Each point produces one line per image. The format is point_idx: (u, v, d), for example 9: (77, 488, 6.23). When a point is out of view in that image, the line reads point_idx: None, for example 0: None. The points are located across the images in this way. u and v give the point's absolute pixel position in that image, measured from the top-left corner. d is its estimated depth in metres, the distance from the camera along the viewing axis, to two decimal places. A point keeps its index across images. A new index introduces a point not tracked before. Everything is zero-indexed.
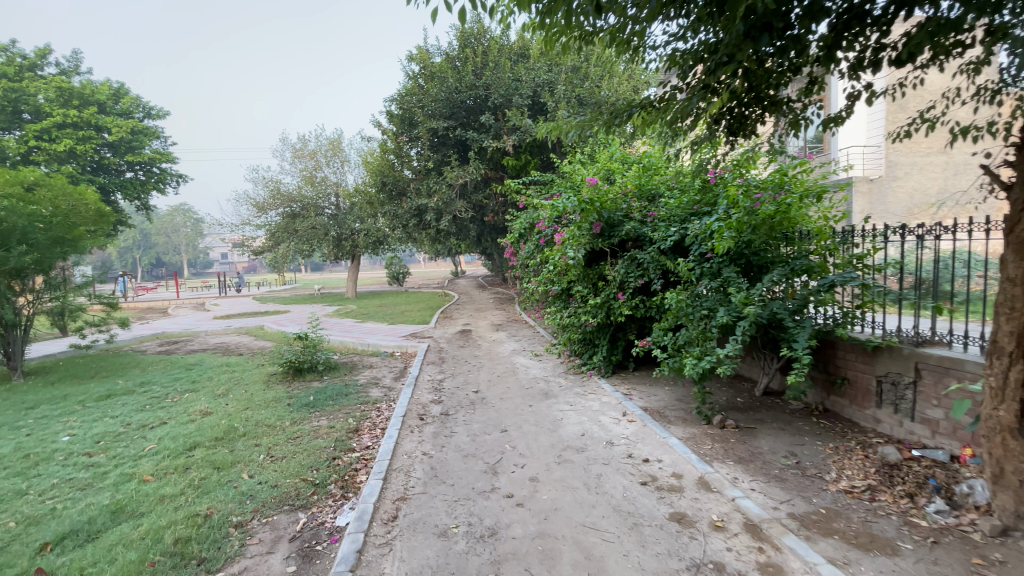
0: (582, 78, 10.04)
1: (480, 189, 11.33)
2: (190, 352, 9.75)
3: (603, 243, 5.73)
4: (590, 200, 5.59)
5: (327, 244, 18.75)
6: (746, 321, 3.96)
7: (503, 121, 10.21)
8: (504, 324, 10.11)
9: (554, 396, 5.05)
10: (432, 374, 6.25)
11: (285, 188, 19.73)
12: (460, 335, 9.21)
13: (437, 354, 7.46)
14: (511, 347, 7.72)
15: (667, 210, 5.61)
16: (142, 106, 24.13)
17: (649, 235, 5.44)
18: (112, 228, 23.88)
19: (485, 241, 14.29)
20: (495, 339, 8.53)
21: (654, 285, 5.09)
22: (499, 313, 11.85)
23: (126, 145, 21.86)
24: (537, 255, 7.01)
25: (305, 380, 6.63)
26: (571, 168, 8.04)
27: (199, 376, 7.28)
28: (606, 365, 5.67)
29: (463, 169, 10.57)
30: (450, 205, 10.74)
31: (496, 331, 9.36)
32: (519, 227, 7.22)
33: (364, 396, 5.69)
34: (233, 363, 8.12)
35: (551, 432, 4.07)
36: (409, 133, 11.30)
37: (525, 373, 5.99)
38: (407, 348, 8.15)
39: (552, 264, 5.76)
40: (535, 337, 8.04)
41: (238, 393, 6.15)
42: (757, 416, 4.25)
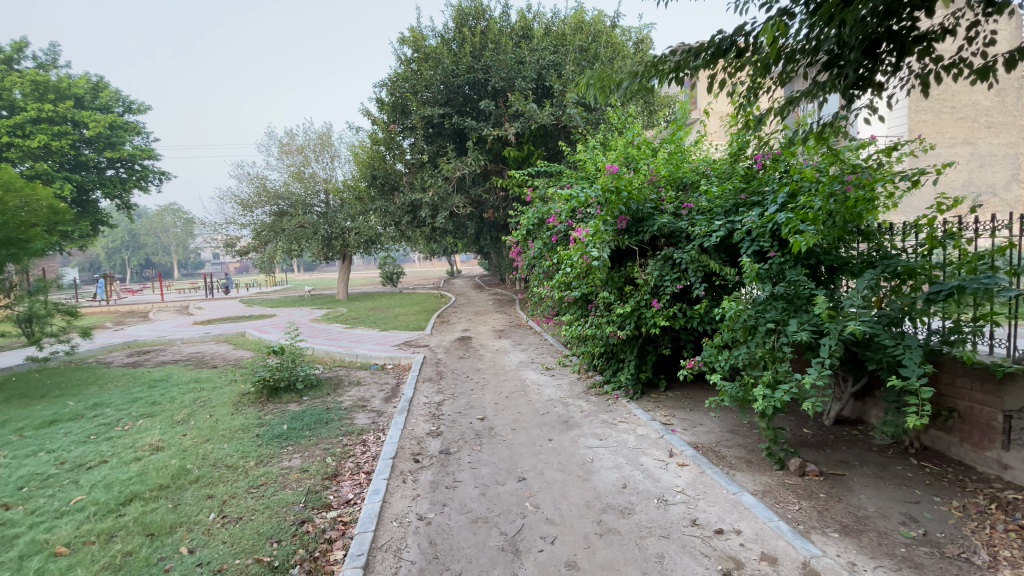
0: (592, 60, 9.19)
1: (479, 183, 10.46)
2: (159, 364, 8.79)
3: (630, 240, 4.84)
4: (615, 187, 4.69)
5: (316, 243, 17.79)
6: (831, 339, 3.12)
7: (504, 108, 9.31)
8: (507, 330, 9.20)
9: (577, 425, 4.16)
10: (428, 394, 5.35)
11: (271, 185, 18.78)
12: (459, 343, 8.30)
13: (434, 367, 6.57)
14: (517, 358, 6.82)
15: (707, 200, 4.74)
16: (121, 100, 22.99)
17: (687, 230, 4.56)
18: (92, 228, 22.82)
19: (483, 240, 13.40)
20: (499, 348, 7.63)
21: (697, 290, 4.22)
22: (500, 317, 10.96)
23: (104, 142, 20.79)
24: (548, 254, 6.12)
25: (280, 401, 5.70)
26: (584, 157, 7.13)
27: (161, 396, 6.35)
28: (635, 384, 4.79)
29: (460, 161, 9.68)
30: (446, 200, 9.83)
31: (499, 338, 8.47)
32: (527, 223, 6.31)
33: (347, 424, 4.77)
34: (203, 379, 7.19)
35: (582, 481, 3.16)
36: (401, 121, 10.36)
37: (538, 394, 5.08)
38: (400, 360, 7.21)
39: (570, 266, 4.87)
40: (543, 347, 7.15)
41: (200, 421, 5.23)
42: (841, 457, 3.42)
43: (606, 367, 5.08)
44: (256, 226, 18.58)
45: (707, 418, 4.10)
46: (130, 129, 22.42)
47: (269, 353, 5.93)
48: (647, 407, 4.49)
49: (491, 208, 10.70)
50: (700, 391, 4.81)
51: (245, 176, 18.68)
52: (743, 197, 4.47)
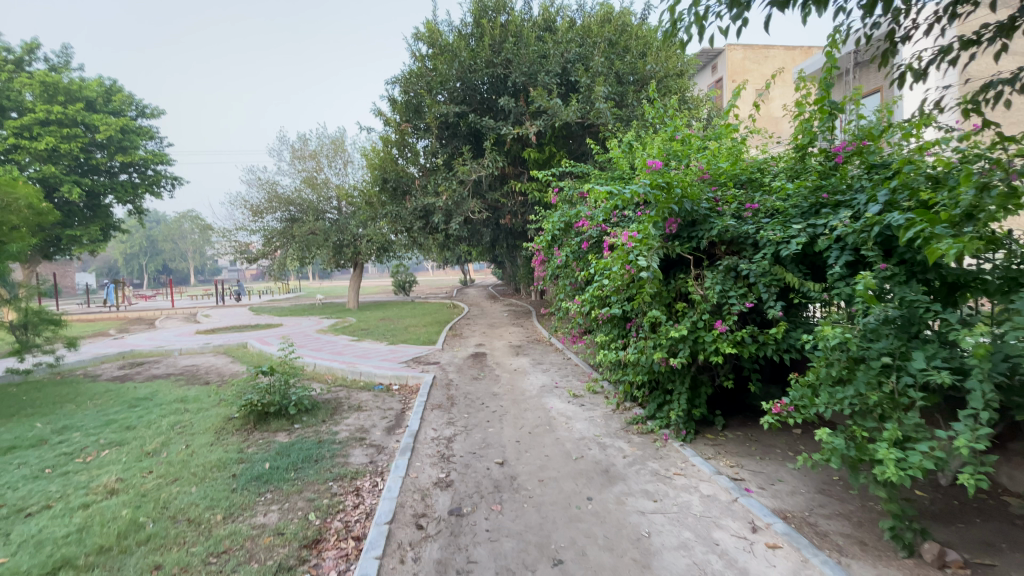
0: (623, 51, 8.42)
1: (495, 187, 9.72)
2: (149, 378, 8.12)
3: (682, 247, 4.02)
4: (666, 182, 3.87)
5: (326, 250, 17.19)
6: (985, 383, 2.29)
7: (525, 105, 8.56)
8: (526, 346, 8.38)
9: (622, 477, 3.34)
10: (438, 426, 4.55)
11: (282, 191, 18.27)
12: (473, 360, 7.51)
13: (444, 391, 5.77)
14: (539, 380, 6.00)
15: (776, 200, 3.92)
16: (135, 105, 22.79)
17: (754, 235, 3.74)
18: (103, 233, 22.58)
19: (499, 248, 12.65)
20: (517, 368, 6.82)
21: (773, 310, 3.41)
22: (517, 331, 10.14)
23: (116, 146, 20.56)
24: (579, 263, 5.33)
25: (268, 429, 4.94)
26: (618, 156, 6.33)
27: (139, 419, 5.64)
28: (687, 423, 3.96)
29: (477, 163, 8.95)
30: (461, 204, 9.10)
31: (518, 355, 7.66)
32: (553, 228, 5.51)
33: (340, 463, 3.98)
34: (189, 398, 6.48)
35: (642, 571, 2.34)
36: (415, 121, 9.64)
37: (567, 429, 4.26)
38: (407, 380, 6.41)
39: (608, 278, 4.06)
40: (568, 369, 6.31)
41: (172, 454, 4.49)
42: (982, 536, 2.61)
43: (650, 399, 4.26)
44: (265, 232, 18.05)
45: (788, 474, 3.28)
46: (142, 134, 22.15)
47: (255, 373, 5.18)
48: (706, 452, 3.67)
49: (508, 214, 9.94)
50: (765, 433, 4.00)
51: (256, 181, 18.19)
52: (824, 196, 3.68)
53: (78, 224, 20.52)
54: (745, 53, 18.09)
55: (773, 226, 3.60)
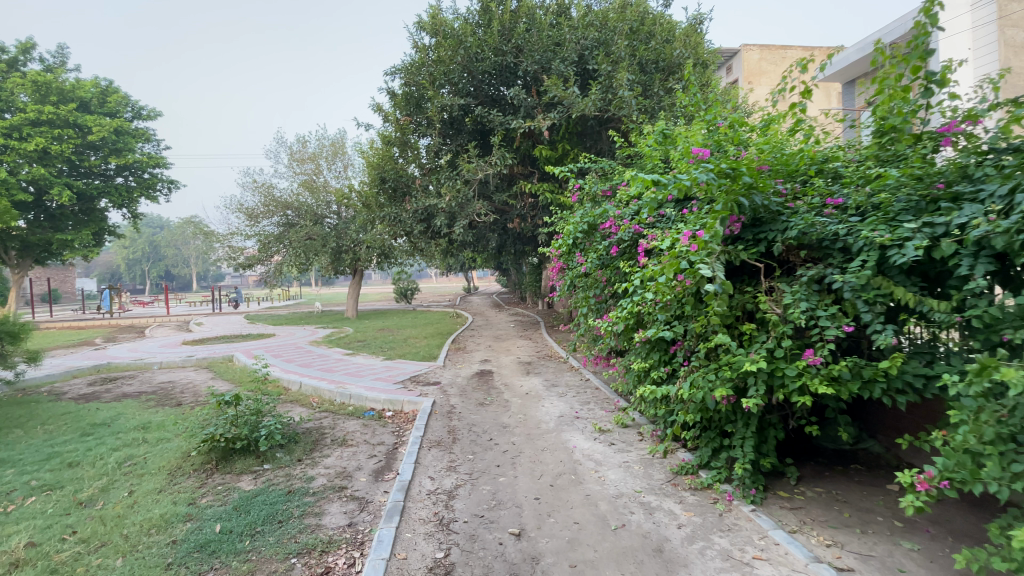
0: (646, 37, 7.58)
1: (503, 188, 8.91)
2: (117, 397, 7.26)
3: (748, 253, 3.18)
4: (730, 169, 3.04)
5: (324, 256, 16.37)
6: None
7: (537, 98, 7.76)
8: (537, 363, 7.50)
9: (684, 562, 2.47)
10: (436, 471, 3.68)
11: (278, 194, 17.48)
12: (478, 379, 6.63)
13: (446, 420, 4.91)
14: (556, 407, 5.13)
15: (869, 194, 3.08)
16: (131, 106, 22.12)
17: (848, 238, 2.89)
18: (96, 238, 21.85)
19: (506, 255, 11.80)
20: (529, 389, 5.95)
21: (883, 338, 2.57)
22: (525, 345, 9.28)
23: (111, 148, 19.89)
24: (607, 273, 4.47)
25: (231, 471, 4.06)
26: (647, 149, 5.49)
27: (87, 453, 4.78)
28: (756, 479, 3.12)
29: (484, 161, 8.13)
30: (466, 206, 8.27)
31: (528, 374, 6.79)
32: (574, 232, 4.66)
33: (310, 526, 3.11)
34: (152, 424, 5.62)
35: None
36: (416, 115, 8.81)
37: (598, 481, 3.38)
38: (402, 405, 5.53)
39: (654, 291, 3.22)
40: (588, 394, 5.46)
41: (107, 507, 3.62)
42: None
43: (703, 443, 3.42)
44: (261, 237, 17.25)
45: (909, 563, 2.43)
46: (138, 135, 21.44)
47: (217, 401, 4.31)
48: (786, 520, 2.82)
49: (517, 217, 9.08)
50: (854, 492, 3.15)
51: (251, 184, 17.40)
52: (940, 187, 2.83)
53: (70, 229, 19.81)
54: (762, 54, 17.27)
55: (876, 225, 2.77)
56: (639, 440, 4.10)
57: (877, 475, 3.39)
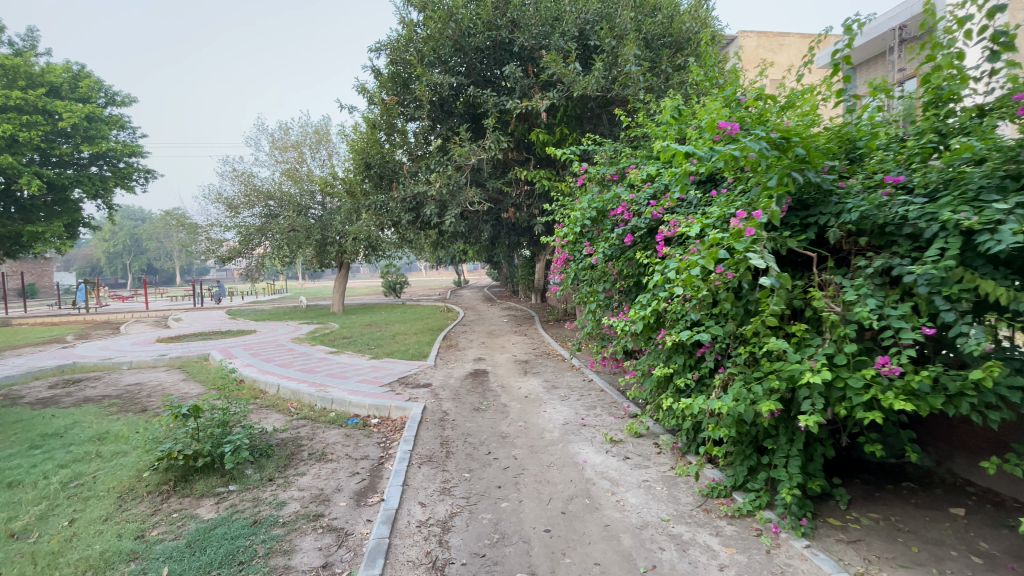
0: (651, 11, 7.04)
1: (497, 175, 8.38)
2: (77, 402, 6.64)
3: (797, 240, 2.69)
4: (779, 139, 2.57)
5: (308, 249, 15.71)
6: None
7: (533, 76, 7.22)
8: (535, 361, 7.02)
9: None
10: (428, 494, 3.17)
11: (260, 184, 16.73)
12: (472, 380, 6.13)
13: (438, 428, 4.40)
14: (559, 413, 4.64)
15: (940, 169, 2.60)
16: (103, 92, 21.09)
17: (922, 223, 2.41)
18: (69, 230, 20.90)
19: (498, 247, 11.28)
20: (528, 392, 5.45)
21: (975, 343, 2.12)
22: (521, 341, 8.79)
23: (83, 135, 18.95)
24: (619, 265, 3.97)
25: (191, 494, 3.53)
26: (657, 129, 5.00)
27: (29, 471, 4.20)
28: (804, 505, 2.67)
29: (476, 145, 7.58)
30: (457, 194, 7.72)
31: (526, 374, 6.30)
32: (580, 219, 4.15)
33: (278, 568, 2.58)
34: (109, 434, 5.04)
35: None
36: (403, 96, 8.21)
37: (618, 508, 2.90)
38: (389, 411, 5.00)
39: (686, 285, 2.73)
40: (593, 398, 4.98)
41: (38, 541, 3.06)
42: None
43: (737, 461, 2.96)
44: (242, 229, 16.52)
45: None
46: (111, 122, 20.46)
47: (172, 414, 3.74)
48: (847, 557, 2.37)
49: (511, 206, 8.54)
50: (915, 519, 2.73)
51: (231, 173, 16.62)
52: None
53: (41, 221, 18.88)
54: (759, 42, 16.82)
55: (958, 206, 2.31)
56: (657, 453, 3.63)
57: (936, 497, 2.96)
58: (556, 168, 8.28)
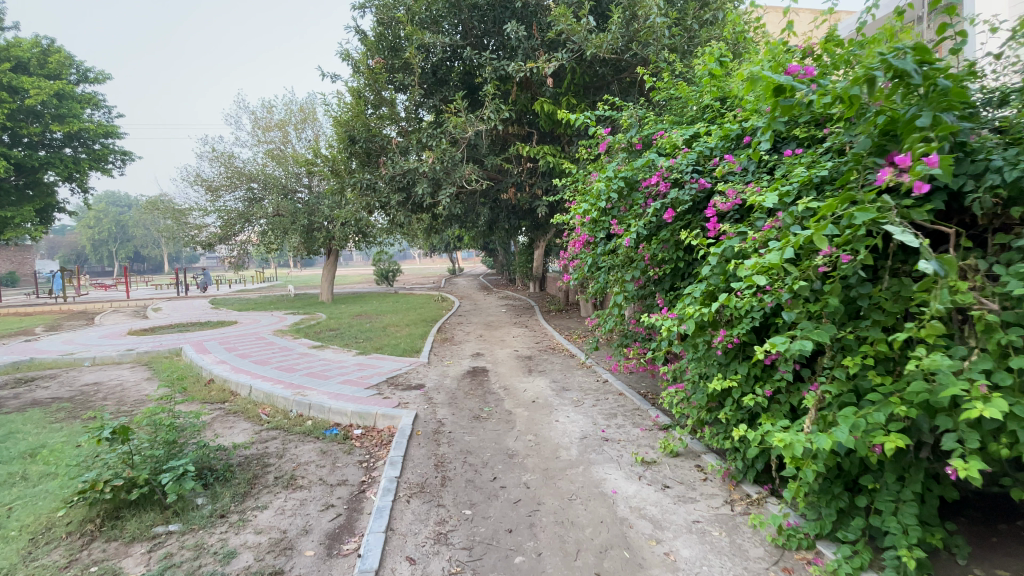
0: None
1: (495, 151, 7.62)
2: (22, 406, 5.84)
3: (930, 211, 1.94)
4: (918, 67, 1.83)
5: (294, 234, 14.84)
6: None
7: (538, 36, 6.43)
8: (540, 357, 6.30)
9: None
10: (419, 542, 2.46)
11: (241, 165, 15.78)
12: (471, 381, 5.40)
13: (431, 442, 3.68)
14: (574, 423, 3.93)
15: None
16: (74, 67, 19.82)
17: None
18: (42, 215, 19.82)
19: (496, 232, 10.52)
20: (536, 395, 4.73)
21: None
22: (522, 333, 8.08)
23: (53, 114, 17.83)
24: (653, 249, 3.22)
25: (120, 537, 2.79)
26: (690, 89, 4.26)
27: None
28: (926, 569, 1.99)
29: (473, 116, 6.80)
30: (452, 171, 6.96)
31: (531, 372, 5.59)
32: (604, 191, 3.38)
33: None
34: (44, 449, 4.28)
35: None
36: (392, 62, 7.38)
37: (670, 567, 2.19)
38: (374, 420, 4.28)
39: (773, 273, 1.97)
40: (613, 404, 4.28)
41: None
42: None
43: (820, 502, 2.26)
44: (223, 213, 15.61)
45: None
46: (83, 101, 19.27)
47: (93, 436, 2.96)
48: None
49: (512, 186, 7.76)
50: None
51: (211, 154, 15.64)
52: None
53: (10, 205, 17.80)
54: None
55: None
56: (702, 481, 2.93)
57: None
58: (561, 144, 7.52)
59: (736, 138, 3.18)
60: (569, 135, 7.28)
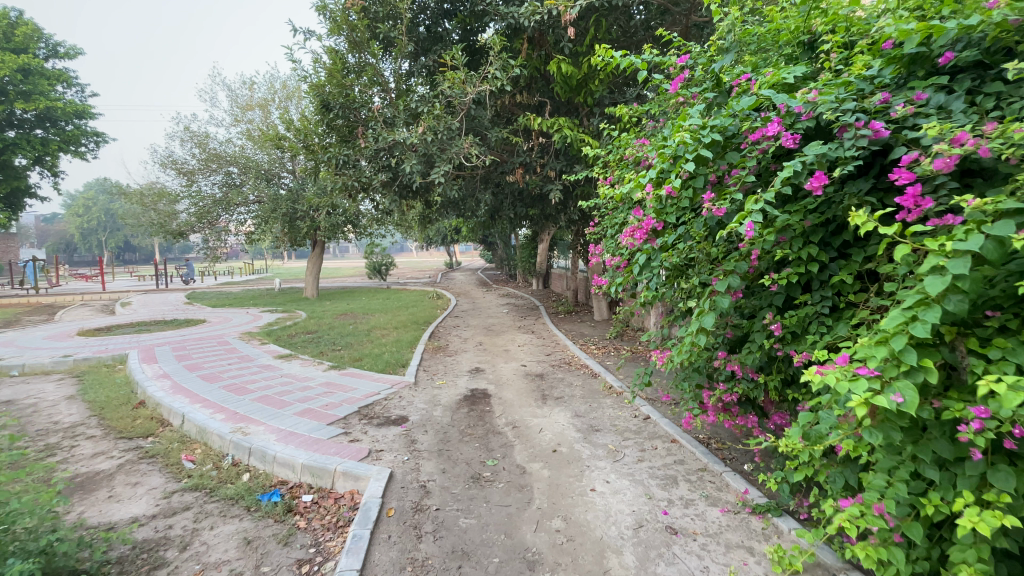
0: None
1: (499, 124, 6.40)
2: None
3: None
4: None
5: (275, 223, 13.52)
6: None
7: None
8: (556, 376, 5.05)
9: None
10: None
11: (219, 147, 14.45)
12: (468, 411, 4.15)
13: (408, 532, 2.42)
14: (619, 497, 2.69)
15: None
16: (44, 42, 18.38)
17: None
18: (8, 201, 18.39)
19: (498, 222, 9.29)
20: (556, 438, 3.49)
21: None
22: (530, 342, 6.87)
23: (17, 90, 16.36)
24: (767, 241, 1.99)
25: None
26: (778, 18, 3.02)
27: None
28: None
29: (474, 77, 5.57)
30: (447, 145, 5.74)
31: (546, 399, 4.36)
32: (686, 147, 2.12)
33: None
34: None
35: None
36: (375, 12, 6.09)
37: None
38: (333, 480, 3.05)
39: None
40: (668, 461, 3.05)
41: None
42: None
43: None
44: (199, 200, 14.29)
45: None
46: (53, 77, 17.78)
47: None
48: None
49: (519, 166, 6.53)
50: None
51: (186, 135, 14.31)
52: None
53: None
54: None
55: None
56: None
57: None
58: (579, 117, 6.29)
59: (905, 65, 1.96)
60: (588, 105, 6.07)
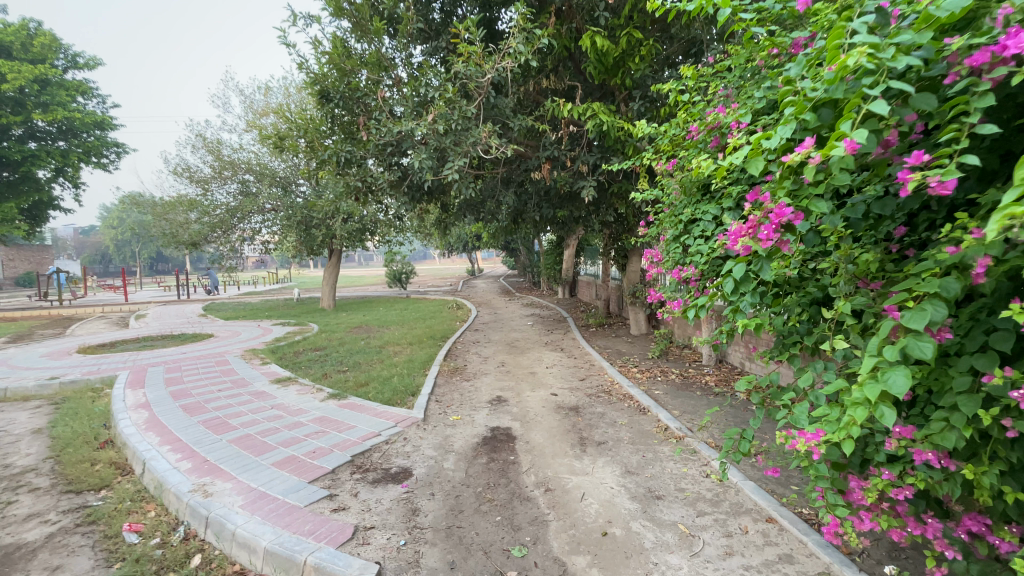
0: None
1: (523, 113, 5.57)
2: None
3: None
4: None
5: (290, 232, 12.96)
6: None
7: None
8: (594, 411, 4.16)
9: None
10: None
11: (232, 154, 14.01)
12: (487, 461, 3.28)
13: None
14: None
15: None
16: (63, 53, 18.42)
17: None
18: (30, 213, 18.35)
19: (522, 227, 8.44)
20: (605, 510, 2.59)
21: None
22: (559, 362, 5.99)
23: (36, 101, 16.23)
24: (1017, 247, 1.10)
25: None
26: None
27: None
28: None
29: (493, 56, 4.75)
30: (462, 136, 4.93)
31: (586, 444, 3.47)
32: (843, 89, 1.25)
33: None
34: None
35: None
36: None
37: None
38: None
39: None
40: (772, 557, 2.14)
41: None
42: None
43: None
44: (212, 208, 13.83)
45: None
46: (73, 88, 17.72)
47: None
48: None
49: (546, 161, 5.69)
50: None
51: (198, 142, 13.89)
52: None
53: None
54: None
55: None
56: None
57: None
58: (616, 102, 5.42)
59: None
60: (627, 88, 5.19)
